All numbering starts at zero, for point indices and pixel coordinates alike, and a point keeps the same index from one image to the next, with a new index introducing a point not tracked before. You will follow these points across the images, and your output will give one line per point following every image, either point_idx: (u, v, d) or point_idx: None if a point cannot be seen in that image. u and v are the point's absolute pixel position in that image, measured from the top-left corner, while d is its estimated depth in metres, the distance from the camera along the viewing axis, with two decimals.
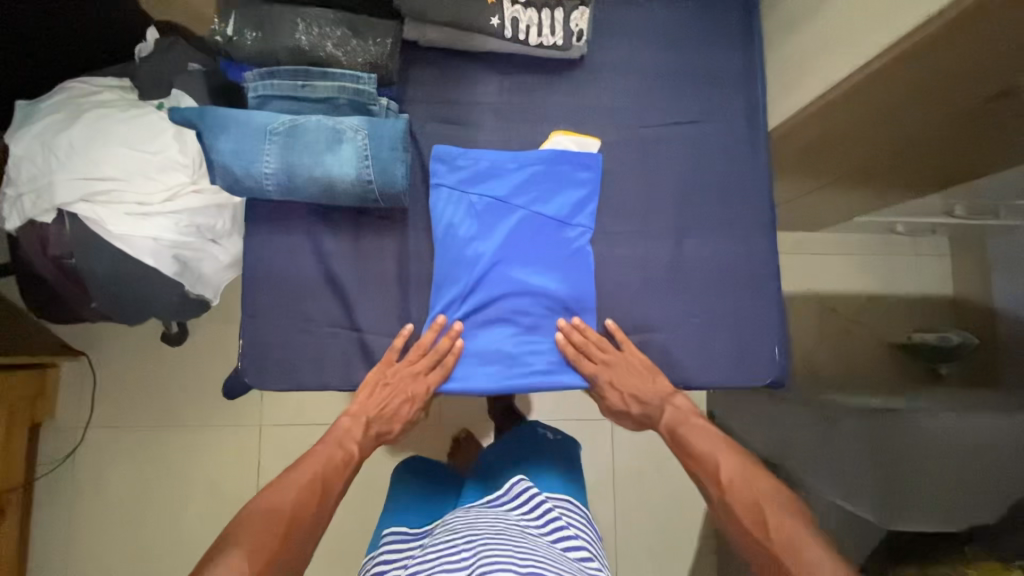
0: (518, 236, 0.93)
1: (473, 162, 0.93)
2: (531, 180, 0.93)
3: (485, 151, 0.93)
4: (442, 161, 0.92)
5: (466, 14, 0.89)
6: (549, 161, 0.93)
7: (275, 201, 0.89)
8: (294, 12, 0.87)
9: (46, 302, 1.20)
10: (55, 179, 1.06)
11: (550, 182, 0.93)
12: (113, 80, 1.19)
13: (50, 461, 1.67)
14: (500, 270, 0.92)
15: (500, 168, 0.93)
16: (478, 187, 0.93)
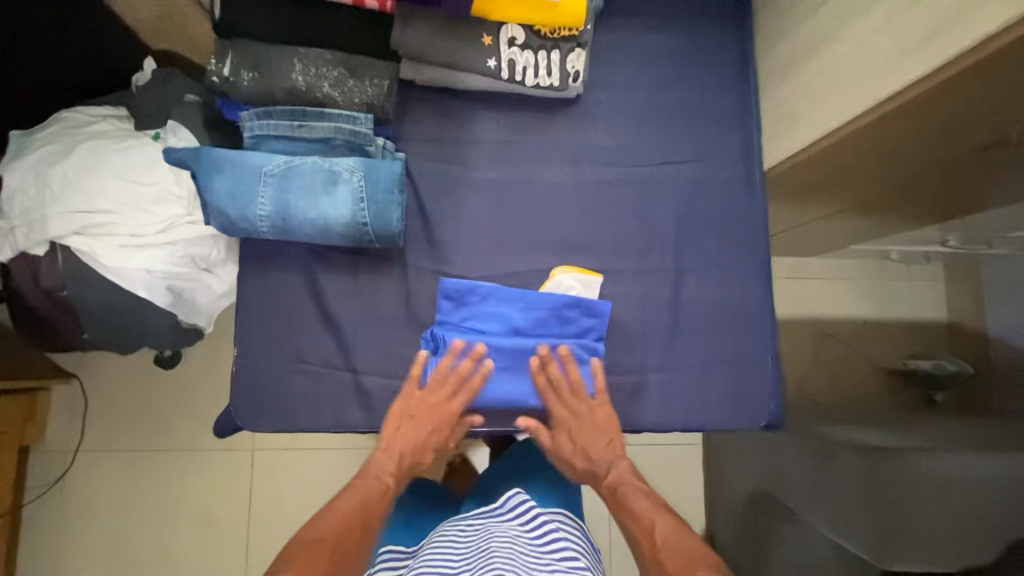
0: (510, 374, 0.90)
1: (481, 301, 0.89)
2: (540, 320, 0.90)
3: (496, 288, 0.89)
4: (449, 297, 0.88)
5: (464, 55, 0.90)
6: (558, 307, 0.89)
7: (270, 241, 0.89)
8: (291, 53, 0.88)
9: (37, 331, 1.19)
10: (48, 212, 1.05)
11: (554, 324, 0.90)
12: (109, 109, 1.19)
13: (39, 484, 1.65)
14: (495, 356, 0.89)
15: (506, 310, 0.89)
16: (484, 327, 0.89)
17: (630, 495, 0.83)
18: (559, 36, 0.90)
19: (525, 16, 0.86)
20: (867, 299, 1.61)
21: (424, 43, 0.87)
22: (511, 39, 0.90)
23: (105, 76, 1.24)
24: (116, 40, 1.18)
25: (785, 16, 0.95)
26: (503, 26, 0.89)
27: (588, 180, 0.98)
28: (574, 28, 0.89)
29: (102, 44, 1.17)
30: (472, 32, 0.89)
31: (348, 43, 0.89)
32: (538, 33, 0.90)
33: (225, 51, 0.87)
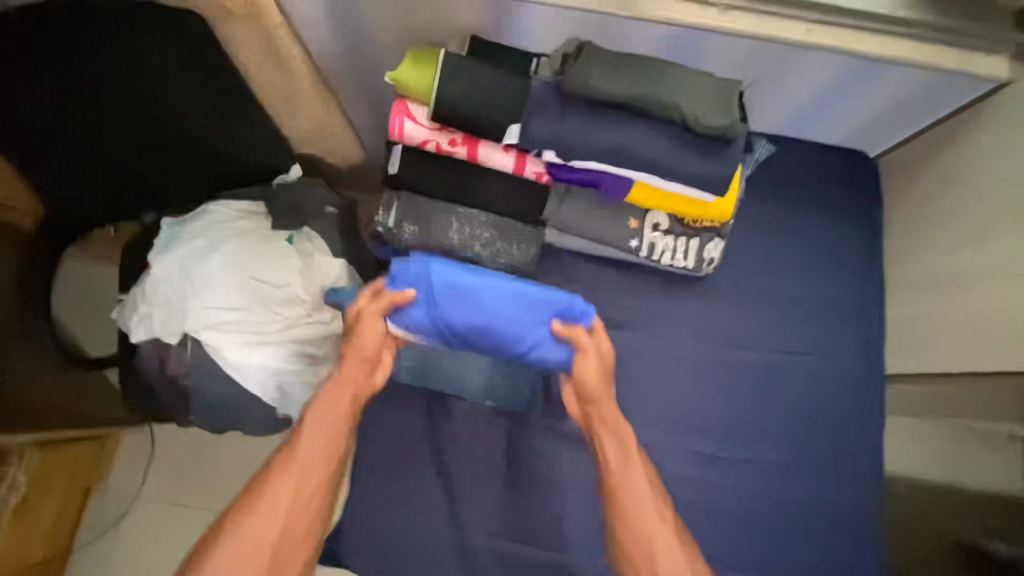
0: (467, 306, 0.84)
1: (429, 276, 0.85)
2: (498, 300, 0.84)
3: (450, 268, 0.85)
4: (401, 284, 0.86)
5: (608, 233, 0.95)
6: (513, 301, 0.84)
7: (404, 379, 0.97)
8: (450, 212, 0.95)
9: (144, 404, 1.24)
10: (188, 305, 1.13)
11: (512, 308, 0.84)
12: (250, 204, 1.24)
13: (92, 529, 1.65)
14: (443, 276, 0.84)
15: (459, 318, 0.84)
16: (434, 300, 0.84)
17: (631, 480, 0.81)
18: (702, 226, 0.95)
19: (673, 206, 0.92)
20: None
21: (577, 218, 0.94)
22: (655, 224, 0.95)
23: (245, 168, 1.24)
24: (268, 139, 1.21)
25: (933, 234, 0.99)
26: (649, 212, 0.95)
27: (709, 356, 1.02)
28: (717, 221, 0.94)
29: (243, 146, 1.18)
30: (621, 213, 0.95)
31: (501, 207, 0.96)
32: (682, 221, 0.95)
33: (391, 203, 0.96)
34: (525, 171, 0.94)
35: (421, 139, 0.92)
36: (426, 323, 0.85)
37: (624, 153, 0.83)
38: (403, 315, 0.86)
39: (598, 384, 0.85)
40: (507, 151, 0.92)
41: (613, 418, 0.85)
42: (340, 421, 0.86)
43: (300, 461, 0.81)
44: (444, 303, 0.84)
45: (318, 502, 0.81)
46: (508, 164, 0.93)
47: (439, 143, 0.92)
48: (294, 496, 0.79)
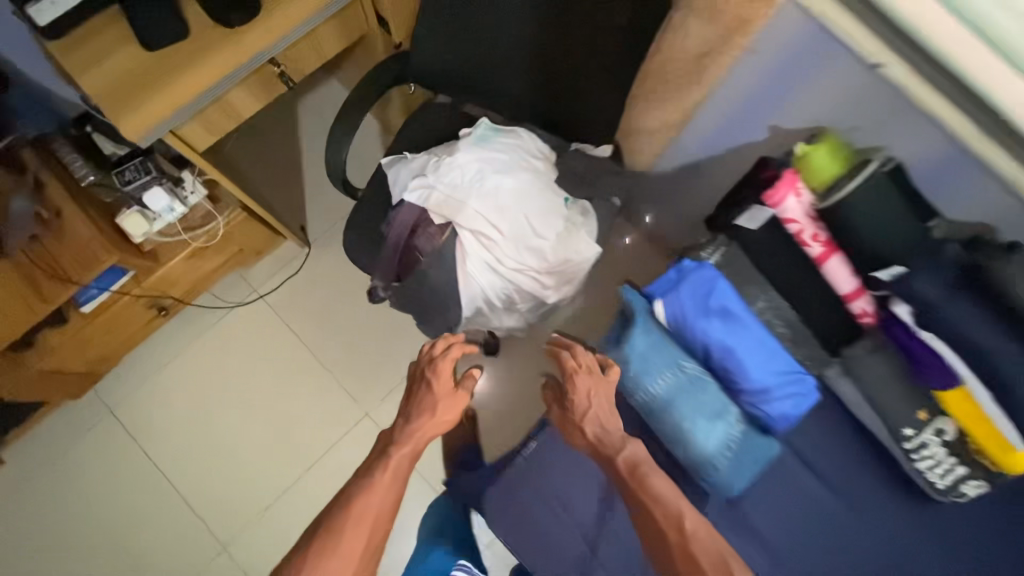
0: (726, 335, 1.06)
1: (710, 295, 1.06)
2: (757, 343, 1.05)
3: (732, 297, 1.04)
4: (686, 290, 1.07)
5: (890, 407, 1.03)
6: (763, 351, 1.05)
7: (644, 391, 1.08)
8: None
9: (364, 249, 1.33)
10: (467, 202, 1.18)
11: (756, 357, 1.05)
12: (543, 147, 1.29)
13: (214, 298, 1.79)
14: (726, 303, 1.05)
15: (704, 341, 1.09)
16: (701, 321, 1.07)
17: (648, 471, 0.98)
18: (978, 458, 0.96)
19: (974, 429, 0.95)
20: None
21: (876, 378, 1.02)
22: (940, 428, 0.99)
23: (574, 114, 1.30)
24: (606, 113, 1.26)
25: None
26: (940, 416, 0.99)
27: None
28: (999, 467, 0.95)
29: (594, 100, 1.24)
30: (915, 399, 1.00)
31: (804, 310, 1.07)
32: (965, 445, 0.97)
33: (720, 246, 1.09)
34: (852, 301, 1.03)
35: (792, 219, 1.00)
36: (684, 326, 1.08)
37: None
38: (670, 312, 1.10)
39: (608, 397, 1.05)
40: (853, 278, 1.01)
41: (618, 443, 1.02)
42: (405, 470, 1.11)
43: (357, 509, 1.01)
44: (708, 324, 1.06)
45: (374, 542, 1.00)
46: (847, 287, 1.02)
47: (803, 231, 1.00)
48: (365, 541, 0.99)
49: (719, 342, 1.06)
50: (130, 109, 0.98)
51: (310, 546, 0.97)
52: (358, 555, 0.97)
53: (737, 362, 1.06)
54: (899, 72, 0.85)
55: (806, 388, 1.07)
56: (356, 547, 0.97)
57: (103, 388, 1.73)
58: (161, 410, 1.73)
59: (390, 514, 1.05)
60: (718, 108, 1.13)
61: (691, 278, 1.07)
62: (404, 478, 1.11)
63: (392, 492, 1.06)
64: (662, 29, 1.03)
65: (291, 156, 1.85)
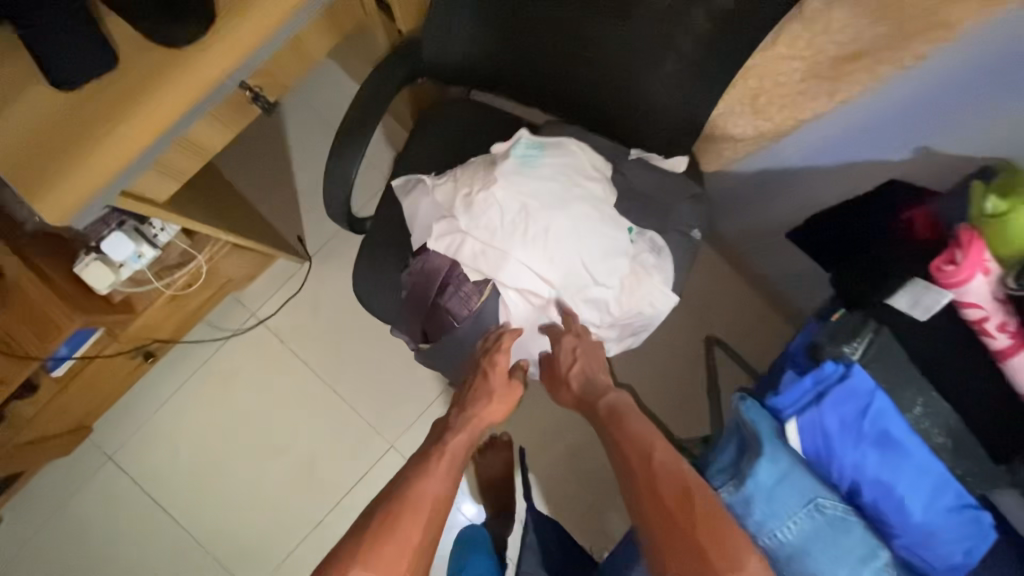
0: (882, 459, 0.75)
1: (863, 403, 0.75)
2: (922, 470, 0.75)
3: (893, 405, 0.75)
4: (832, 397, 0.76)
5: None
6: (933, 484, 0.75)
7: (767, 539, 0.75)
8: (923, 390, 0.76)
9: (382, 300, 1.09)
10: (507, 253, 0.91)
11: (923, 489, 0.75)
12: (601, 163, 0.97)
13: (209, 327, 1.58)
14: (888, 414, 0.75)
15: (851, 465, 0.77)
16: (846, 436, 0.76)
17: (629, 416, 0.86)
18: None
19: None
20: None
21: None
22: None
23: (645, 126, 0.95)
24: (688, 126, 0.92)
25: None
26: None
27: None
28: None
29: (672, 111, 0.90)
30: None
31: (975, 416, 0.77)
32: None
33: (869, 336, 0.77)
34: None
35: (972, 302, 0.72)
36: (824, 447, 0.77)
37: None
38: (802, 422, 0.78)
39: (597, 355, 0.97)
40: None
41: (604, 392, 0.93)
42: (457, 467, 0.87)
43: (411, 505, 0.77)
44: (859, 443, 0.76)
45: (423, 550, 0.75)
46: None
47: (986, 320, 0.72)
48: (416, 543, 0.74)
49: (872, 465, 0.76)
50: (52, 183, 0.71)
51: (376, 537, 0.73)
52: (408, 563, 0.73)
53: (898, 497, 0.75)
54: None
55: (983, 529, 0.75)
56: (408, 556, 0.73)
57: (99, 433, 1.55)
58: (165, 453, 1.57)
59: (446, 514, 0.80)
60: (847, 119, 0.87)
61: (839, 383, 0.76)
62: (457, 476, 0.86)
63: (447, 491, 0.82)
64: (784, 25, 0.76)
65: (279, 155, 1.56)
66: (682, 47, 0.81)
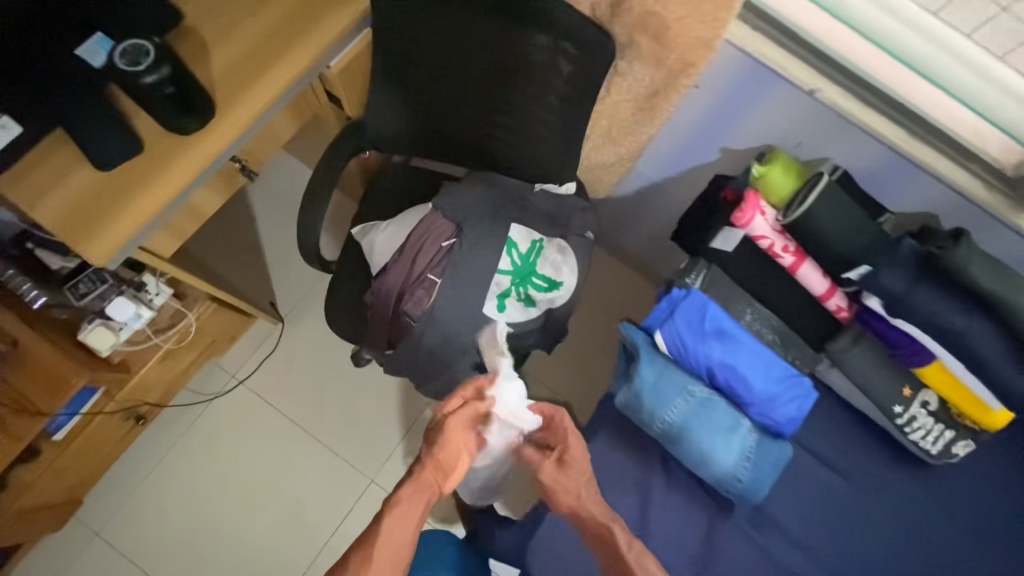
0: (726, 349, 0.93)
1: (702, 312, 0.94)
2: (755, 351, 0.94)
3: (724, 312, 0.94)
4: (680, 311, 0.95)
5: (881, 390, 0.98)
6: (766, 359, 0.94)
7: (652, 428, 0.94)
8: (747, 303, 1.01)
9: (351, 321, 1.32)
10: (446, 259, 1.21)
11: (761, 366, 0.93)
12: (504, 190, 1.29)
13: (193, 391, 1.73)
14: (722, 314, 0.94)
15: (707, 358, 0.94)
16: (697, 337, 0.94)
17: (641, 556, 0.91)
18: (965, 423, 0.99)
19: (955, 397, 0.97)
20: None
21: (864, 364, 0.98)
22: (925, 402, 0.98)
23: (540, 165, 1.28)
24: (568, 158, 1.25)
25: None
26: (922, 388, 0.98)
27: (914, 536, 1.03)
28: (979, 424, 0.98)
29: (556, 149, 1.24)
30: (899, 379, 0.98)
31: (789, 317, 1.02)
32: (948, 411, 0.98)
33: (702, 270, 1.01)
34: (827, 301, 1.00)
35: (760, 233, 0.98)
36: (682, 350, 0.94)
37: (955, 336, 0.89)
38: (663, 336, 0.96)
39: (582, 463, 0.98)
40: (825, 277, 0.99)
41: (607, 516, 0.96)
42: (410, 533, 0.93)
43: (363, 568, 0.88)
44: (707, 340, 0.94)
45: None
46: (820, 288, 0.99)
47: (774, 244, 0.99)
48: None
49: (719, 356, 0.94)
50: (93, 232, 0.93)
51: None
52: None
53: (743, 374, 0.93)
54: (834, 94, 0.93)
55: (808, 387, 0.95)
56: None
57: (87, 508, 1.63)
58: (156, 517, 1.65)
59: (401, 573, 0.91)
60: (671, 140, 1.22)
61: (682, 301, 0.95)
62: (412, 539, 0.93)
63: (399, 556, 0.91)
64: (609, 78, 1.13)
65: (249, 235, 1.82)
66: (548, 104, 1.16)
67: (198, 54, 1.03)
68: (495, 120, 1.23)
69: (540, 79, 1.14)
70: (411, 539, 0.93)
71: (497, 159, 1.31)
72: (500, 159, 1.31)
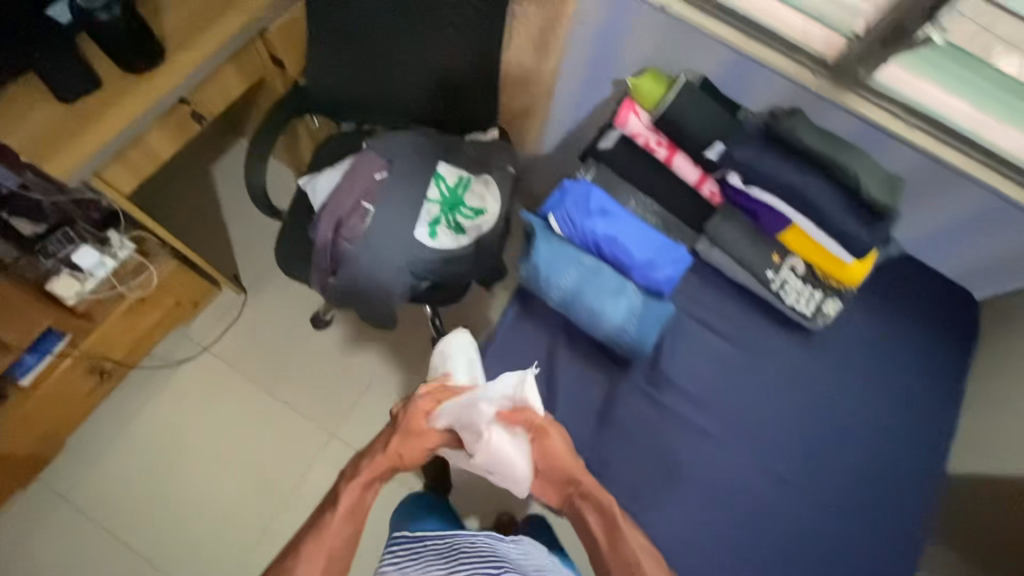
0: (608, 224, 1.07)
1: (586, 195, 1.08)
2: (633, 225, 1.07)
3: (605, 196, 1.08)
4: (567, 197, 1.08)
5: (754, 259, 1.16)
6: (643, 231, 1.07)
7: (550, 297, 1.08)
8: (633, 194, 1.17)
9: (297, 258, 1.45)
10: (379, 189, 1.36)
11: (639, 236, 1.07)
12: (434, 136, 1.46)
13: (159, 357, 1.81)
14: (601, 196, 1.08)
15: (594, 234, 1.07)
16: (583, 216, 1.07)
17: (598, 511, 1.05)
18: (828, 283, 1.18)
19: (816, 259, 1.17)
20: None
21: (734, 236, 1.14)
22: (793, 266, 1.16)
23: (466, 114, 1.47)
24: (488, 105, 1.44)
25: None
26: (789, 257, 1.17)
27: None
28: (840, 282, 1.16)
29: (476, 97, 1.43)
30: (767, 247, 1.15)
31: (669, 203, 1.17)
32: (813, 273, 1.17)
33: (591, 167, 1.18)
34: (703, 188, 1.21)
35: (637, 133, 1.16)
36: (572, 229, 1.08)
37: None
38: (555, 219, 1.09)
39: (559, 449, 1.05)
40: (696, 167, 1.17)
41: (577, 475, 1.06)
42: (363, 510, 1.03)
43: (319, 542, 0.97)
44: (591, 218, 1.07)
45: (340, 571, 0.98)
46: (694, 176, 1.18)
47: (650, 141, 1.15)
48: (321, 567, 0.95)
49: (603, 231, 1.06)
50: (58, 154, 1.08)
51: (284, 566, 0.95)
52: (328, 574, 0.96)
53: (625, 244, 1.06)
54: (682, 8, 1.11)
55: (683, 253, 1.08)
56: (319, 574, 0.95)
57: (54, 475, 1.68)
58: (121, 478, 1.70)
59: (354, 543, 1.01)
60: (573, 79, 1.41)
61: (568, 189, 1.09)
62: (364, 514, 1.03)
63: (353, 527, 1.01)
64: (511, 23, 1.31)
65: (214, 213, 1.96)
66: (462, 56, 1.35)
67: (151, 13, 1.20)
68: (420, 76, 1.42)
69: (450, 31, 1.32)
70: (364, 515, 1.03)
71: (428, 114, 1.50)
72: (430, 113, 1.49)
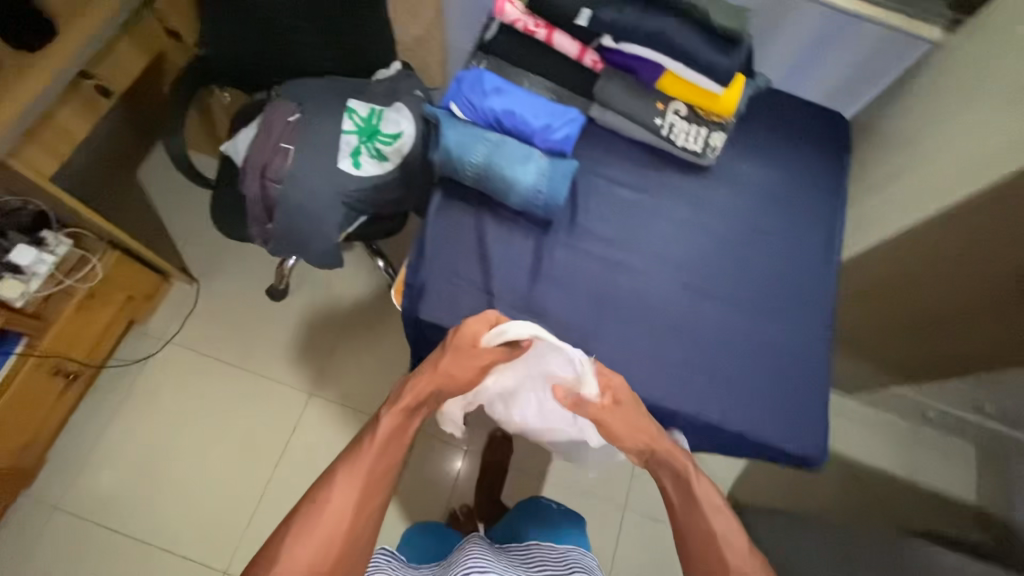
0: (504, 100, 1.17)
1: (479, 80, 1.19)
2: (526, 97, 1.19)
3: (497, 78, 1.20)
4: (464, 85, 1.19)
5: (639, 109, 1.25)
6: (536, 101, 1.19)
7: (465, 176, 1.17)
8: (524, 75, 1.30)
9: (234, 216, 1.51)
10: (296, 129, 1.44)
11: (533, 106, 1.18)
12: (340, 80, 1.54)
13: (124, 358, 1.84)
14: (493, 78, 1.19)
15: (494, 112, 1.18)
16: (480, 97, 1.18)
17: (688, 483, 1.00)
18: (710, 120, 1.27)
19: (692, 97, 1.26)
20: (886, 444, 1.83)
21: (618, 93, 1.26)
22: (676, 110, 1.26)
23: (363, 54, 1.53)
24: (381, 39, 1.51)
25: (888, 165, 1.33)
26: (672, 102, 1.26)
27: (706, 219, 1.27)
28: (722, 116, 1.27)
29: (368, 34, 1.48)
30: (649, 98, 1.26)
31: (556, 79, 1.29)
32: (696, 113, 1.27)
33: (481, 59, 1.30)
34: (584, 60, 1.30)
35: (514, 18, 1.27)
36: (472, 113, 1.19)
37: (662, 37, 1.17)
38: (457, 107, 1.20)
39: (634, 421, 1.02)
40: (574, 41, 1.28)
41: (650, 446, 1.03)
42: (399, 444, 0.97)
43: (355, 478, 0.90)
44: (487, 98, 1.18)
45: (371, 520, 0.90)
46: (573, 50, 1.29)
47: (527, 24, 1.28)
48: (350, 507, 0.88)
49: (500, 106, 1.17)
50: None
51: (318, 489, 0.90)
52: (355, 513, 0.88)
53: (522, 114, 1.17)
54: None
55: (576, 115, 1.19)
56: (352, 513, 0.88)
57: (42, 488, 1.70)
58: (111, 477, 1.73)
59: (387, 482, 0.94)
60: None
61: (463, 78, 1.20)
62: (399, 443, 0.97)
63: (384, 462, 0.94)
64: None
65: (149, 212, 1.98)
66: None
67: None
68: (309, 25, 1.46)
69: None
70: (400, 452, 0.97)
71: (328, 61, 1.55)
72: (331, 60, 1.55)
